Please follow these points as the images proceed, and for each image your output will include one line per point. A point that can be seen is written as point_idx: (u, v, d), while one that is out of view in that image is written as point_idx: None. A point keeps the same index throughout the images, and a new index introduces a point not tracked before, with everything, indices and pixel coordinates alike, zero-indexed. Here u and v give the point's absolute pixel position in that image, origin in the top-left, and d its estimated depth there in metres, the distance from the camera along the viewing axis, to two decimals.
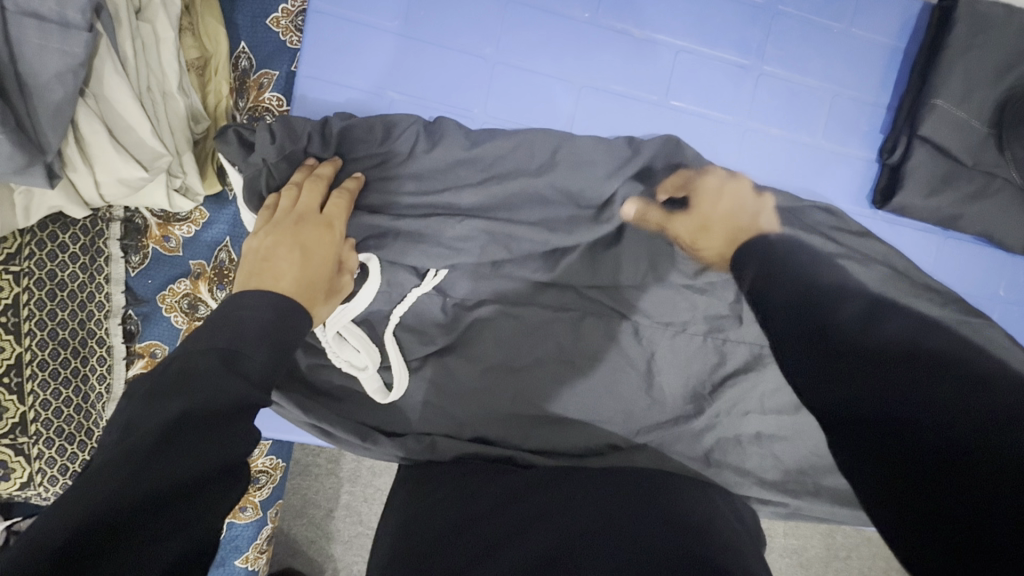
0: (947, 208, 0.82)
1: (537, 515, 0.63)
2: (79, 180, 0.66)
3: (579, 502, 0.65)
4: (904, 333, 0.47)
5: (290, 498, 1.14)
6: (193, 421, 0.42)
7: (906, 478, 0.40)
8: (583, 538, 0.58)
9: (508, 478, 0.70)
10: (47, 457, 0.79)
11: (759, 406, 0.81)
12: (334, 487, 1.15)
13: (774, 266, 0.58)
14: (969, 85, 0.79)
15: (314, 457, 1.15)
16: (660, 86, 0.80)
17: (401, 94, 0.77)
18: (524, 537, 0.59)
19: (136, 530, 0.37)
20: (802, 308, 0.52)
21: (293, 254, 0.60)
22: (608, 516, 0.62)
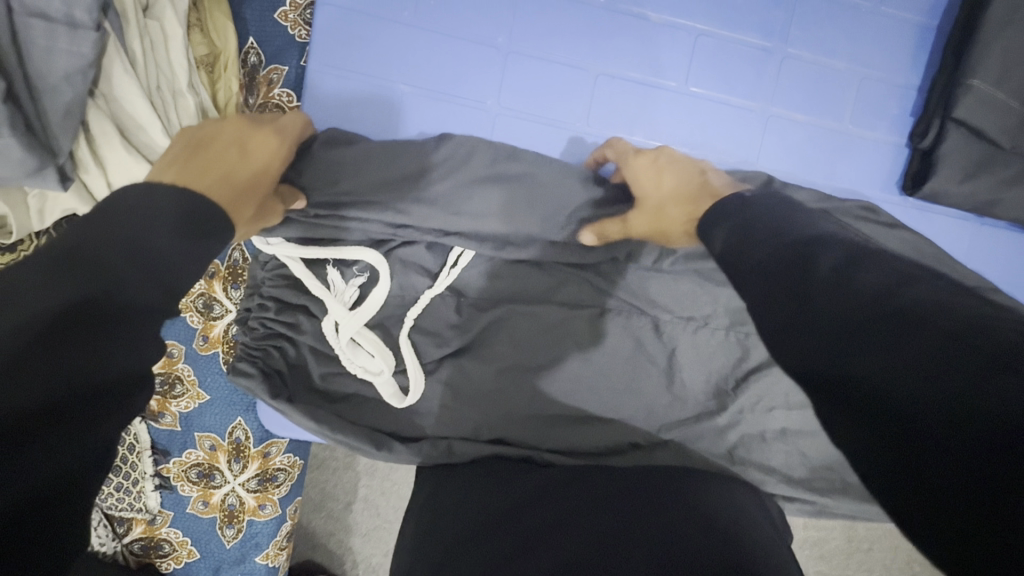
0: (981, 195, 0.78)
1: (559, 516, 0.62)
2: (92, 181, 0.64)
3: (603, 502, 0.64)
4: (840, 265, 0.42)
5: (309, 492, 1.15)
6: (95, 314, 0.36)
7: (968, 489, 0.30)
8: (609, 541, 0.57)
9: (531, 477, 0.69)
10: None
11: (783, 401, 0.79)
12: (352, 480, 1.15)
13: (746, 234, 0.52)
14: (1009, 65, 0.74)
15: (331, 452, 1.16)
16: (678, 72, 0.77)
17: (412, 87, 0.75)
18: (547, 541, 0.58)
19: (42, 436, 0.33)
20: (777, 259, 0.47)
21: (233, 149, 0.57)
22: (632, 513, 0.61)
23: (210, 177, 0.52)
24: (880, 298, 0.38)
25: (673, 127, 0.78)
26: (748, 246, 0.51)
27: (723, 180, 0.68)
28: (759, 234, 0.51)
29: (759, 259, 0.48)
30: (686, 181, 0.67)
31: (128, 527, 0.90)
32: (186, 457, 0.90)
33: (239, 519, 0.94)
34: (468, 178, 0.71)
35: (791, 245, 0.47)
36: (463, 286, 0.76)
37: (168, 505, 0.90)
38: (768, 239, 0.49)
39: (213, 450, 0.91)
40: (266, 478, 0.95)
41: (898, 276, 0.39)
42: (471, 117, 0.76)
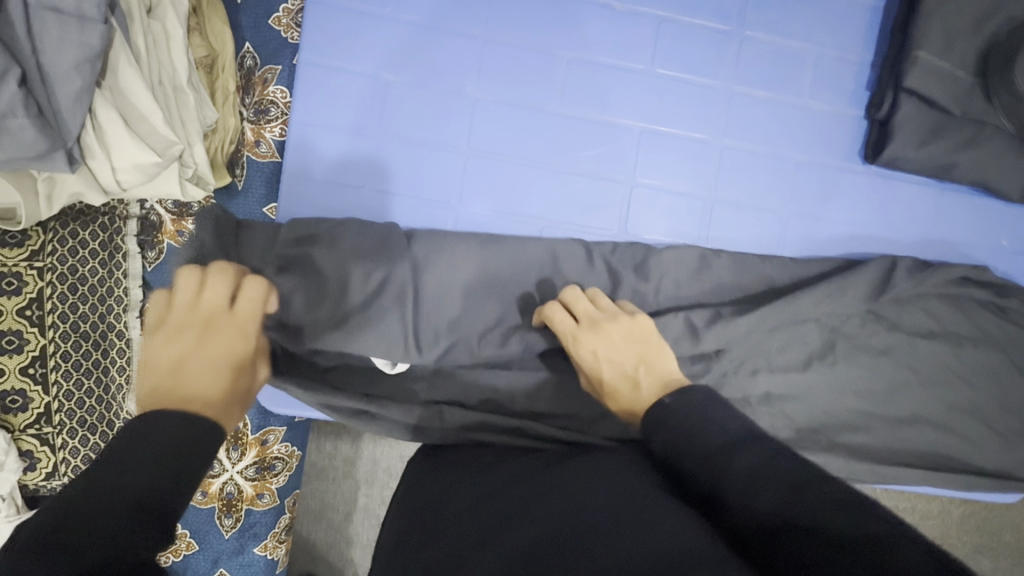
0: (938, 158, 0.83)
1: (531, 492, 0.56)
2: (98, 167, 0.69)
3: (588, 476, 0.56)
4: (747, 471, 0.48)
5: (307, 503, 1.14)
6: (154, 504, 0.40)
7: None
8: (573, 517, 0.50)
9: (516, 466, 0.63)
10: (71, 447, 0.87)
11: (767, 364, 0.82)
12: (351, 489, 1.15)
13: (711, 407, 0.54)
14: (950, 36, 0.80)
15: (329, 463, 1.16)
16: (644, 55, 0.83)
17: (396, 75, 0.79)
18: (509, 519, 0.53)
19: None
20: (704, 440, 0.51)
21: (195, 343, 0.55)
22: (620, 489, 0.53)
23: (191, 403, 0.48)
24: (786, 511, 0.44)
25: (644, 107, 0.83)
26: (679, 449, 0.52)
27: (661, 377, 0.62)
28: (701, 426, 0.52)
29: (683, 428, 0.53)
30: (632, 355, 0.66)
31: None
32: None
33: (237, 508, 0.95)
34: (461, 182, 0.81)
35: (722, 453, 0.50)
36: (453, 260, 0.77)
37: None
38: (694, 448, 0.51)
39: None
40: (263, 466, 0.96)
41: (794, 484, 0.45)
42: (453, 102, 0.80)
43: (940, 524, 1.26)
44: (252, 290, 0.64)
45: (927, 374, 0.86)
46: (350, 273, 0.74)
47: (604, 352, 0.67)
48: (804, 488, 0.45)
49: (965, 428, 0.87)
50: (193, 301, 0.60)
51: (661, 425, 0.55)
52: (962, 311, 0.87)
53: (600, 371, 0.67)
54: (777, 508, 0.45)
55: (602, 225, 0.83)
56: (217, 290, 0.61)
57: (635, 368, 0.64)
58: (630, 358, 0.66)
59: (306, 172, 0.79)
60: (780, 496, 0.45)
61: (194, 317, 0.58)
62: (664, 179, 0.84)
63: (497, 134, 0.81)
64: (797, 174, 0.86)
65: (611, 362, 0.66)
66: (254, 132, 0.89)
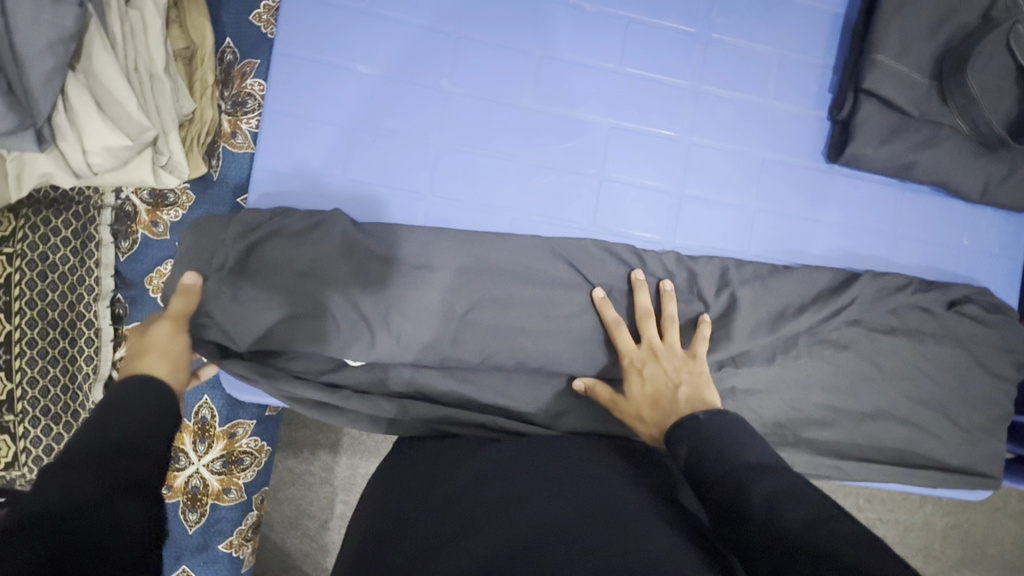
0: (898, 157, 0.86)
1: (517, 491, 0.57)
2: (68, 148, 0.70)
3: (574, 474, 0.60)
4: (767, 495, 0.49)
5: (274, 514, 1.11)
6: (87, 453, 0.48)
7: None
8: (551, 526, 0.51)
9: (501, 454, 0.66)
10: (32, 436, 0.85)
11: (735, 359, 0.83)
12: (328, 496, 1.12)
13: (734, 434, 0.57)
14: (906, 40, 0.83)
15: (299, 470, 1.13)
16: (614, 54, 0.85)
17: (370, 67, 0.81)
18: (491, 517, 0.54)
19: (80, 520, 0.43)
20: (727, 461, 0.54)
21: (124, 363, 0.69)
22: (604, 490, 0.56)
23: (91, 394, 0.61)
24: (803, 531, 0.45)
25: (613, 104, 0.85)
26: (703, 459, 0.56)
27: (698, 397, 0.67)
28: (727, 446, 0.55)
29: (716, 438, 0.57)
30: (676, 376, 0.70)
31: None
32: None
33: (203, 502, 0.93)
34: (434, 173, 0.82)
35: (739, 471, 0.52)
36: (421, 250, 0.77)
37: None
38: (717, 460, 0.54)
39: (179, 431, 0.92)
40: (231, 460, 0.95)
41: (809, 504, 0.48)
42: (427, 95, 0.82)
43: (921, 536, 1.25)
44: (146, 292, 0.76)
45: (891, 370, 0.87)
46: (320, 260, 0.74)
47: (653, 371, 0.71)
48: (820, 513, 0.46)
49: (931, 424, 0.87)
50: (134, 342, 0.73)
51: (695, 435, 0.59)
52: (927, 309, 0.88)
53: (639, 385, 0.71)
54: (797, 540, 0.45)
55: (574, 219, 0.84)
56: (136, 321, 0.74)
57: (675, 386, 0.69)
58: (670, 378, 0.70)
59: (277, 164, 0.79)
60: (801, 513, 0.47)
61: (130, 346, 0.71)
62: (634, 176, 0.86)
63: (469, 127, 0.82)
64: (764, 172, 0.88)
65: (653, 377, 0.71)
66: (231, 124, 0.91)
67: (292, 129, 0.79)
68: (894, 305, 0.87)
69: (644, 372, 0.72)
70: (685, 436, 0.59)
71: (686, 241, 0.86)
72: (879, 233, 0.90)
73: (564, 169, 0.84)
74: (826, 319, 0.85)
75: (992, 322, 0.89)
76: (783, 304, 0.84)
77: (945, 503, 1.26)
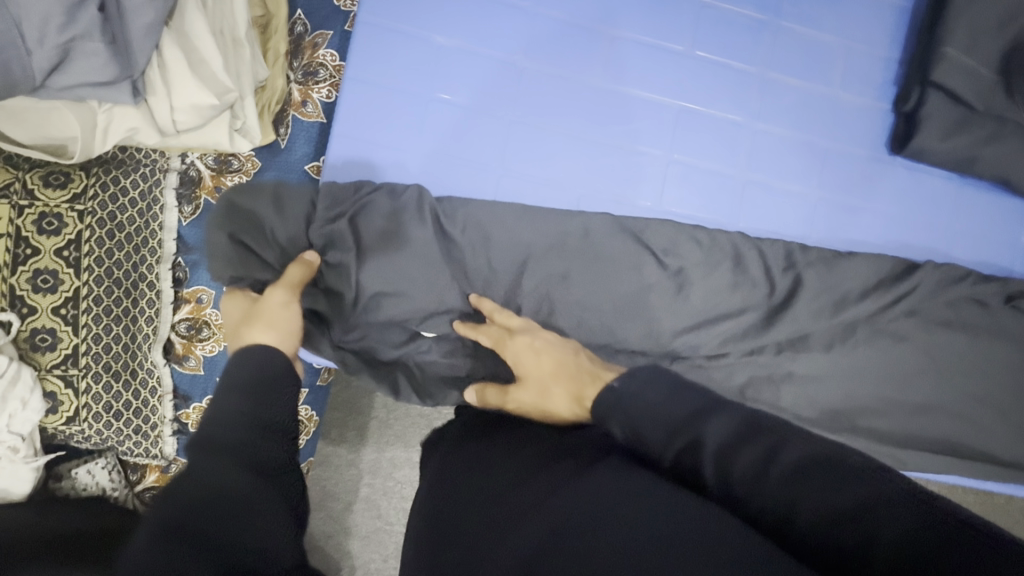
0: (961, 151, 0.86)
1: (554, 476, 0.49)
2: (157, 104, 0.72)
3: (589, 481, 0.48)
4: (724, 436, 0.50)
5: (309, 490, 1.11)
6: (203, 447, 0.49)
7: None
8: (592, 513, 0.43)
9: (522, 456, 0.55)
10: (94, 392, 0.87)
11: (792, 344, 0.84)
12: (353, 479, 1.13)
13: (661, 381, 0.55)
14: (975, 35, 0.84)
15: (335, 447, 1.13)
16: (685, 37, 0.86)
17: (448, 39, 0.82)
18: (532, 509, 0.46)
19: (216, 515, 0.44)
20: (673, 419, 0.52)
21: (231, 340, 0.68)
22: (624, 484, 0.46)
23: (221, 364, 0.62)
24: (761, 469, 0.48)
25: (681, 86, 0.86)
26: (644, 429, 0.52)
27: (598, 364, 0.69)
28: (661, 398, 0.53)
29: (646, 399, 0.53)
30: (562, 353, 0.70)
31: (140, 476, 0.92)
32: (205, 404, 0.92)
33: None
34: (504, 147, 0.83)
35: (684, 421, 0.52)
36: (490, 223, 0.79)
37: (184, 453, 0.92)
38: (656, 423, 0.52)
39: None
40: None
41: (764, 444, 0.49)
42: (501, 69, 0.83)
43: None
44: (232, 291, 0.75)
45: (944, 363, 0.87)
46: (402, 226, 0.77)
47: (526, 354, 0.70)
48: (773, 448, 0.49)
49: (981, 419, 0.88)
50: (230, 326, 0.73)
51: (616, 408, 0.54)
52: (981, 305, 0.89)
53: (533, 363, 0.69)
54: (768, 495, 0.47)
55: (638, 199, 0.85)
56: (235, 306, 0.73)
57: (577, 358, 0.69)
58: (555, 355, 0.69)
59: (354, 131, 0.80)
60: (757, 457, 0.48)
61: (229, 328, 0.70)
62: (699, 158, 0.86)
63: (540, 103, 0.83)
64: (827, 160, 0.89)
65: (546, 354, 0.70)
66: (302, 92, 0.91)
67: (369, 96, 0.80)
68: (950, 298, 0.88)
69: (531, 353, 0.70)
70: (613, 412, 0.54)
71: (748, 225, 0.87)
72: (937, 226, 0.91)
73: (632, 149, 0.85)
74: (883, 309, 0.86)
75: None
76: (845, 289, 0.85)
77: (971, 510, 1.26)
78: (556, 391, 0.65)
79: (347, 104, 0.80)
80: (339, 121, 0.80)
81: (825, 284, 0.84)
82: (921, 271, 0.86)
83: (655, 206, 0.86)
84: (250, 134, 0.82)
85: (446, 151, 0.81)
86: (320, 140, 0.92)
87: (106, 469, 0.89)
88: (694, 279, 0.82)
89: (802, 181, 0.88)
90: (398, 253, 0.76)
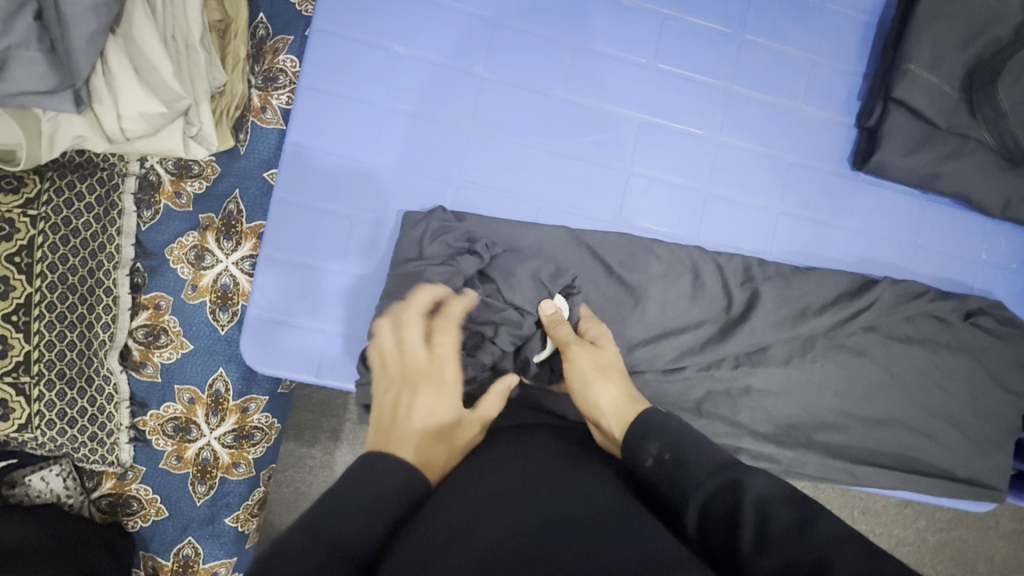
0: (924, 168, 0.86)
1: (519, 486, 0.48)
2: (104, 112, 0.71)
3: (598, 497, 0.47)
4: (768, 486, 0.46)
5: (277, 494, 1.11)
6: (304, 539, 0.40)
7: None
8: (563, 525, 0.43)
9: (525, 456, 0.54)
10: (47, 399, 0.85)
11: (749, 359, 0.84)
12: (328, 481, 1.11)
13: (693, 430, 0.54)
14: (939, 51, 0.84)
15: (306, 451, 1.12)
16: (648, 50, 0.86)
17: (406, 48, 0.81)
18: (499, 513, 0.44)
19: None
20: (711, 457, 0.50)
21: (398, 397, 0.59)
22: (593, 499, 0.47)
23: (386, 417, 0.56)
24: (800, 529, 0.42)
25: (643, 99, 0.86)
26: (685, 459, 0.50)
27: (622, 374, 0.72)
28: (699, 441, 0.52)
29: (685, 433, 0.54)
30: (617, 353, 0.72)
31: (97, 482, 0.91)
32: (163, 410, 0.92)
33: (212, 475, 0.93)
34: (462, 157, 0.82)
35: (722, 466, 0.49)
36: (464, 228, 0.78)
37: (140, 460, 0.91)
38: (704, 460, 0.50)
39: (191, 403, 0.92)
40: (242, 434, 0.94)
41: (804, 509, 0.44)
42: (461, 79, 0.82)
43: (913, 550, 1.25)
44: (414, 327, 0.67)
45: (904, 378, 0.88)
46: (372, 238, 0.80)
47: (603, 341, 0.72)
48: (811, 516, 0.43)
49: (939, 433, 0.88)
50: (398, 352, 0.64)
51: (659, 429, 0.54)
52: (942, 320, 0.88)
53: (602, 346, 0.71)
54: (784, 555, 0.40)
55: (599, 212, 0.84)
56: (412, 335, 0.66)
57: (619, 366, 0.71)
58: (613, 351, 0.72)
59: (307, 139, 0.79)
60: (791, 519, 0.43)
61: (400, 367, 0.63)
62: (661, 171, 0.86)
63: (501, 114, 0.83)
64: (790, 174, 0.88)
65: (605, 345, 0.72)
66: (261, 98, 0.91)
67: (325, 105, 0.79)
68: (912, 313, 0.87)
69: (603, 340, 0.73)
70: (658, 430, 0.54)
71: (709, 238, 0.86)
72: (901, 240, 0.91)
73: (594, 162, 0.85)
74: (840, 325, 0.86)
75: (1005, 336, 0.89)
76: (805, 303, 0.85)
77: (938, 519, 1.27)
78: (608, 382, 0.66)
79: (300, 113, 0.79)
80: (293, 130, 0.79)
81: (782, 298, 0.84)
82: (881, 287, 0.86)
83: (616, 219, 0.85)
84: (204, 141, 0.81)
85: (405, 161, 0.81)
86: (280, 145, 0.93)
87: (61, 476, 0.88)
88: (652, 295, 0.81)
89: (764, 195, 0.88)
90: (365, 260, 0.79)
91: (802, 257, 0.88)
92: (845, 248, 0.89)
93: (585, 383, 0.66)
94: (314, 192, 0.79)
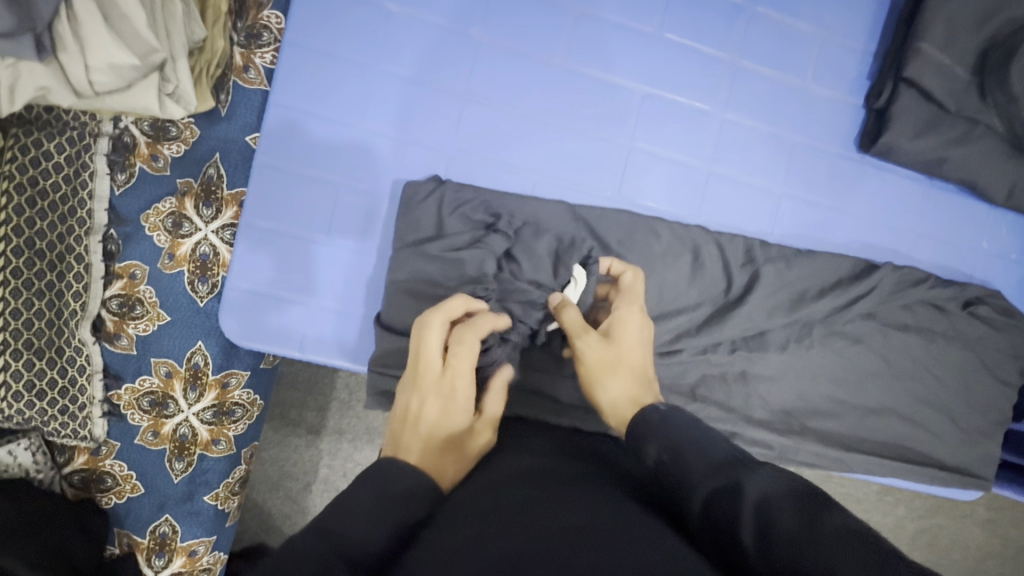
0: (930, 152, 0.84)
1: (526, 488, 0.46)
2: (69, 61, 0.66)
3: (617, 512, 0.42)
4: (773, 481, 0.43)
5: (260, 472, 1.08)
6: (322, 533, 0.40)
7: None
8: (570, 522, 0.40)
9: (526, 475, 0.49)
10: (14, 369, 0.80)
11: (746, 344, 0.82)
12: (313, 459, 1.09)
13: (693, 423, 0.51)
14: (953, 30, 0.81)
15: (291, 429, 1.09)
16: (654, 18, 0.82)
17: (400, 6, 0.76)
18: (505, 514, 0.42)
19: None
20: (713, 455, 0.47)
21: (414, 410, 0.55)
22: (607, 502, 0.44)
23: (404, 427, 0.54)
24: (805, 526, 0.38)
25: (647, 70, 0.82)
26: (682, 452, 0.48)
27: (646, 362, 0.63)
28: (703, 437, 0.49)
29: (687, 428, 0.50)
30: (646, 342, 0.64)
31: (68, 457, 0.87)
32: (139, 384, 0.88)
33: (190, 452, 0.90)
34: (457, 126, 0.78)
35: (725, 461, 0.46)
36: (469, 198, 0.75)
37: (115, 435, 0.87)
38: (702, 460, 0.47)
39: (169, 377, 0.88)
40: (222, 410, 0.91)
41: (808, 502, 0.40)
42: (457, 41, 0.77)
43: (892, 536, 1.26)
44: (464, 341, 0.59)
45: (899, 366, 0.87)
46: (365, 208, 0.76)
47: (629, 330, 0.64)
48: (819, 508, 0.39)
49: (931, 422, 0.88)
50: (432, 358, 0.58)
51: (660, 428, 0.52)
52: (941, 309, 0.87)
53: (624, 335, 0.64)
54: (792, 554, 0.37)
55: (599, 187, 0.81)
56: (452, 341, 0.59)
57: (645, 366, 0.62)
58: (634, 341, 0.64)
59: (292, 101, 0.74)
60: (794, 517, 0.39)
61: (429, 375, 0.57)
62: (664, 147, 0.83)
63: (499, 81, 0.79)
64: (796, 155, 0.86)
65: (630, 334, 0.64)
66: (243, 57, 0.87)
67: (312, 64, 0.75)
68: (910, 301, 0.86)
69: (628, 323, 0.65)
70: (657, 432, 0.51)
71: (710, 219, 0.84)
72: (904, 227, 0.89)
73: (595, 135, 0.81)
74: (839, 311, 0.84)
75: (1001, 326, 0.89)
76: (804, 287, 0.83)
77: (919, 506, 1.28)
78: (616, 380, 0.60)
79: (284, 71, 0.74)
80: (277, 90, 0.74)
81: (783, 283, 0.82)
82: (882, 274, 0.84)
83: (615, 196, 0.82)
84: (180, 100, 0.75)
85: (395, 127, 0.76)
86: (263, 108, 0.89)
87: (29, 450, 0.83)
88: (651, 277, 0.79)
89: (769, 176, 0.85)
90: (358, 231, 0.76)
91: (804, 241, 0.86)
92: (848, 233, 0.87)
93: (590, 382, 0.61)
94: (308, 156, 0.75)
